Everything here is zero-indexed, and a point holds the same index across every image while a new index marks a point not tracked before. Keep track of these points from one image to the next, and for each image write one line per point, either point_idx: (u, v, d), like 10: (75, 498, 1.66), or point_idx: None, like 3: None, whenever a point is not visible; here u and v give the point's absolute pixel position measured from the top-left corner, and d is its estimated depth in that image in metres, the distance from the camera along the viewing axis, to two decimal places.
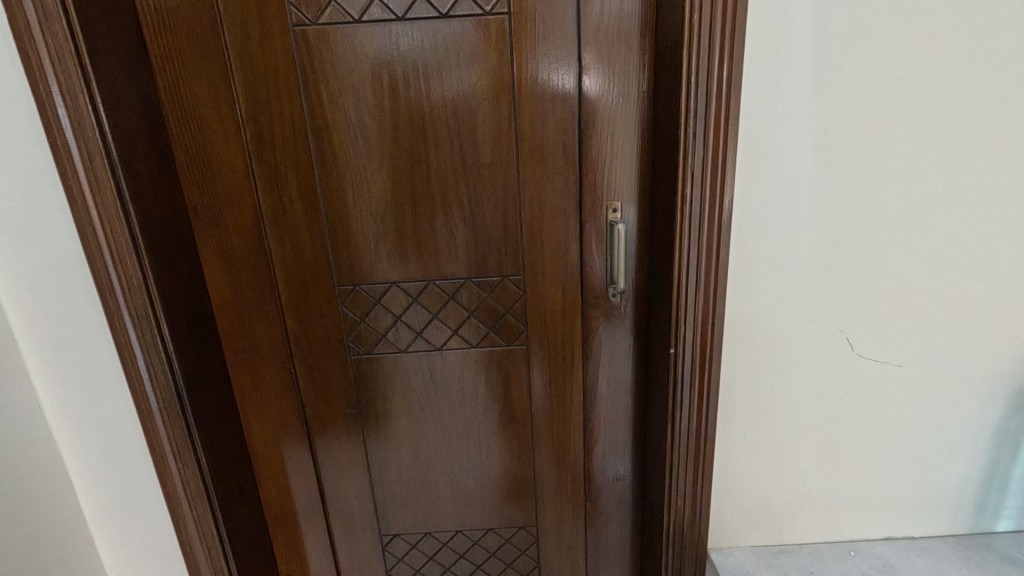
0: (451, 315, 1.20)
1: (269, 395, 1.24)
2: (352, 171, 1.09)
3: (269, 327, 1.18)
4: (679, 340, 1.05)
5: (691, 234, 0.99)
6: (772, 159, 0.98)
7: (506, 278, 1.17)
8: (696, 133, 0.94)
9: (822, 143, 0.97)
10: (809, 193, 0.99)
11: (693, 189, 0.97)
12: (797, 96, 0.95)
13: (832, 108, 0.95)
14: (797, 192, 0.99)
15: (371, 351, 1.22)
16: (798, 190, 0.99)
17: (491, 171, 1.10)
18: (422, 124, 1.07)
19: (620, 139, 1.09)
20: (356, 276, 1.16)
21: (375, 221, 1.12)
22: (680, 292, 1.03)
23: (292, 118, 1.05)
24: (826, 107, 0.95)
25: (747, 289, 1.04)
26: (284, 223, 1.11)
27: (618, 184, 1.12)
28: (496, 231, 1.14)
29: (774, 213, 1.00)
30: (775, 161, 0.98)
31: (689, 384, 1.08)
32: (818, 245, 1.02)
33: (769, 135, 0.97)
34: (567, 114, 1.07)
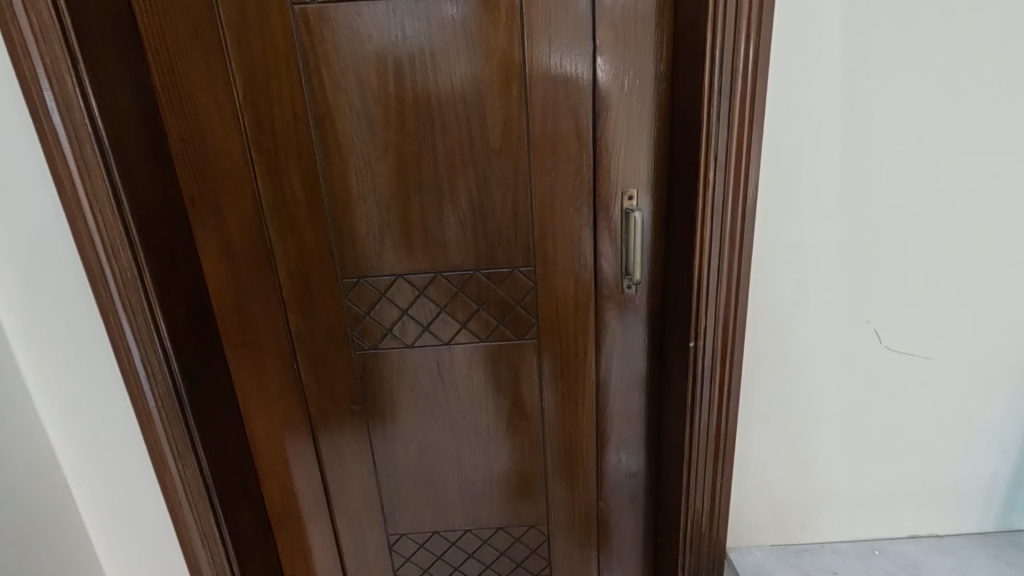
0: (459, 308, 1.15)
1: (272, 392, 1.20)
2: (355, 160, 1.04)
3: (270, 321, 1.14)
4: (698, 333, 1.00)
5: (713, 223, 0.94)
6: (799, 143, 0.92)
7: (516, 270, 1.12)
8: (720, 114, 0.89)
9: (854, 124, 0.91)
10: (838, 178, 0.94)
11: (715, 175, 0.91)
12: (829, 73, 0.89)
13: (866, 86, 0.89)
14: (825, 177, 0.94)
15: (376, 346, 1.18)
16: (827, 175, 0.94)
17: (501, 158, 1.05)
18: (428, 110, 1.02)
19: (636, 123, 1.04)
20: (360, 268, 1.12)
21: (379, 212, 1.08)
22: (700, 283, 0.98)
23: (291, 103, 0.99)
24: (859, 85, 0.89)
25: (770, 280, 0.99)
26: (285, 213, 1.06)
27: (634, 170, 1.07)
28: (505, 220, 1.09)
29: (801, 200, 0.95)
30: (803, 145, 0.92)
31: (709, 379, 1.03)
32: (846, 233, 0.97)
33: (797, 116, 0.91)
34: (579, 97, 1.01)
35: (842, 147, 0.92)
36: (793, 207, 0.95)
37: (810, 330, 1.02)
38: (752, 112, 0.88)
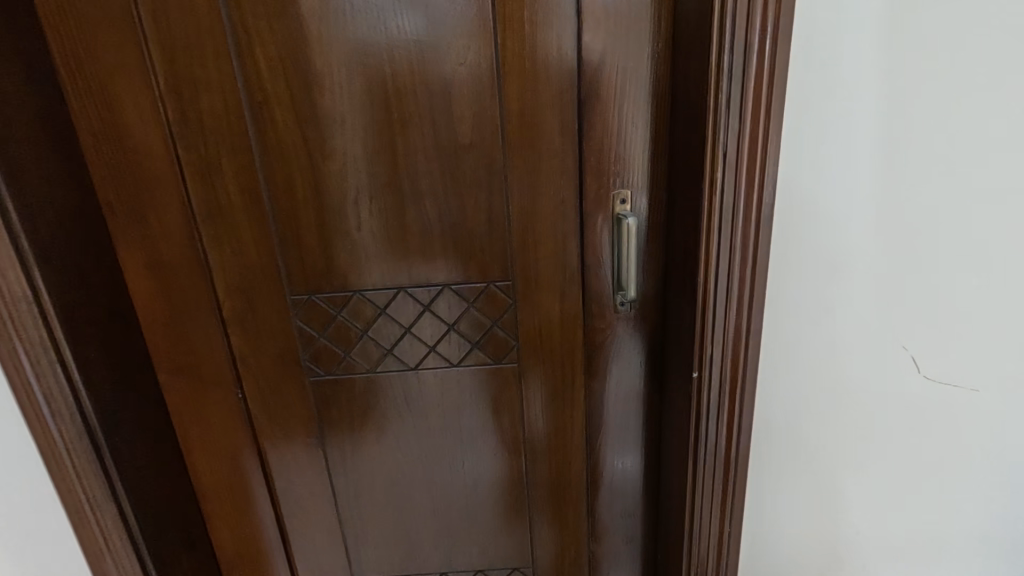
0: (427, 328, 1.00)
1: (215, 424, 1.05)
2: (300, 158, 0.89)
3: (209, 346, 0.99)
4: (703, 361, 0.85)
5: (721, 232, 0.78)
6: (824, 136, 0.77)
7: (491, 284, 0.97)
8: (731, 100, 0.73)
9: (891, 113, 0.76)
10: (869, 178, 0.78)
11: (724, 175, 0.76)
12: (863, 52, 0.73)
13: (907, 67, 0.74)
14: (855, 177, 0.78)
15: (332, 372, 1.03)
16: (857, 175, 0.78)
17: (471, 155, 0.89)
18: (384, 98, 0.86)
19: (629, 112, 0.88)
20: (312, 283, 0.97)
21: (331, 218, 0.93)
22: (705, 304, 0.82)
23: (222, 91, 0.84)
24: (898, 66, 0.74)
25: (788, 298, 0.84)
26: (221, 220, 0.91)
27: (627, 168, 0.91)
28: (478, 227, 0.94)
29: (825, 204, 0.80)
30: (828, 138, 0.77)
31: (716, 414, 0.88)
32: (879, 244, 0.81)
33: (823, 103, 0.75)
34: (563, 83, 0.86)
35: (875, 141, 0.77)
36: (815, 212, 0.80)
37: (834, 356, 0.87)
38: (769, 98, 0.73)
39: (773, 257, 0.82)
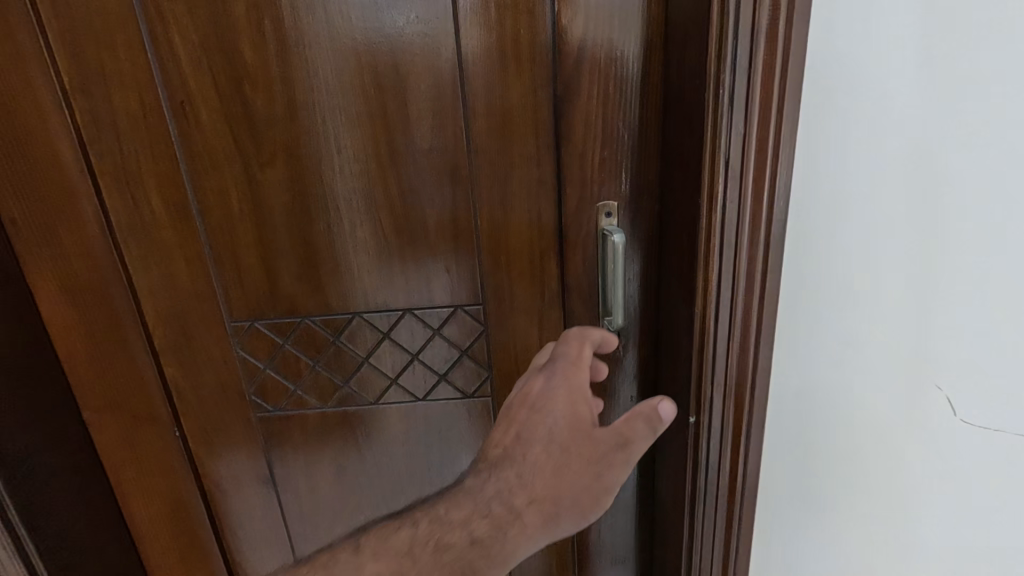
0: (388, 358, 0.88)
1: (150, 466, 0.93)
2: (232, 166, 0.76)
3: (140, 379, 0.87)
4: (701, 406, 0.71)
5: (722, 259, 0.63)
6: (848, 135, 0.61)
7: (459, 308, 0.85)
8: (734, 96, 0.57)
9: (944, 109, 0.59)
10: (905, 188, 0.63)
11: (726, 190, 0.60)
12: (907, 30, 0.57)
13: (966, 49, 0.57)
14: (887, 185, 0.63)
15: (282, 408, 0.91)
16: (890, 183, 0.63)
17: (432, 161, 0.77)
18: (327, 95, 0.74)
19: (615, 109, 0.73)
20: (255, 308, 0.84)
21: (272, 235, 0.80)
22: (704, 343, 0.67)
23: (138, 89, 0.72)
24: (953, 48, 0.58)
25: (802, 330, 0.70)
26: (147, 238, 0.80)
27: (614, 175, 0.77)
28: (442, 244, 0.81)
29: (850, 218, 0.64)
30: (855, 138, 0.61)
31: (718, 466, 0.74)
32: (917, 268, 0.66)
33: (852, 96, 0.60)
34: (537, 76, 0.73)
35: (920, 143, 0.61)
36: (836, 228, 0.65)
37: (858, 400, 0.72)
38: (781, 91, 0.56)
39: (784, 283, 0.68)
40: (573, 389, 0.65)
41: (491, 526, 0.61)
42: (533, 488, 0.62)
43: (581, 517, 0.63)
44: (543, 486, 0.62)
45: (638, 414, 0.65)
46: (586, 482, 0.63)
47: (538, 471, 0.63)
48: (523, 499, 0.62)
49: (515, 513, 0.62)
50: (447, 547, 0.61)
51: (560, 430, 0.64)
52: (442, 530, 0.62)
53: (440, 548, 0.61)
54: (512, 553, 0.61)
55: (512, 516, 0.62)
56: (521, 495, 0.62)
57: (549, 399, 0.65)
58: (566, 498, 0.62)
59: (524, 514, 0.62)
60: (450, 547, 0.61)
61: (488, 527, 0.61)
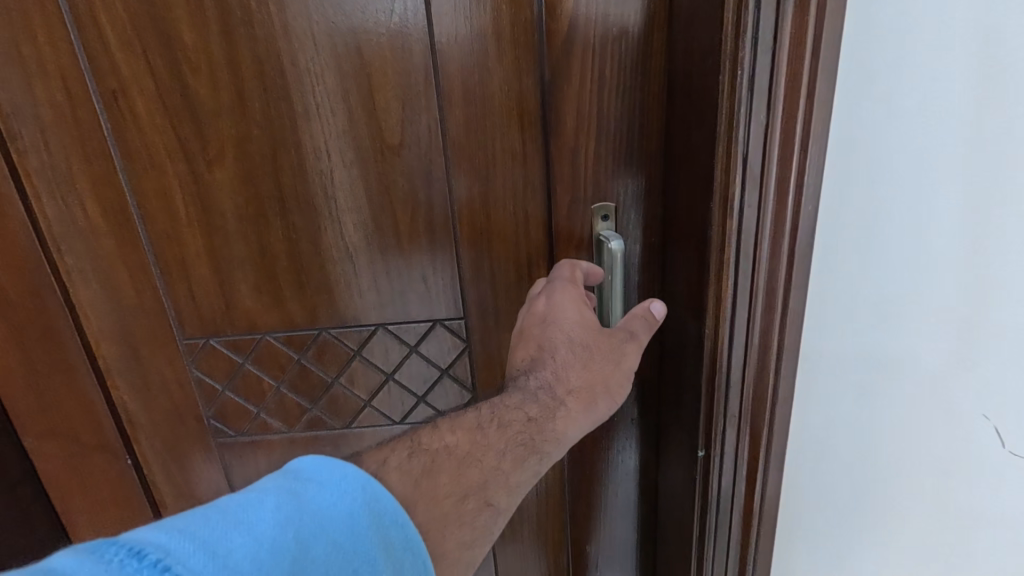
0: (360, 378, 0.79)
1: (100, 496, 0.85)
2: (176, 165, 0.67)
3: (84, 403, 0.79)
4: (712, 439, 0.62)
5: (738, 273, 0.53)
6: (893, 127, 0.49)
7: (438, 323, 0.76)
8: (754, 79, 0.47)
9: None
10: (967, 193, 0.50)
11: (744, 193, 0.50)
12: None
13: None
14: (942, 187, 0.50)
15: (245, 432, 0.82)
16: (950, 185, 0.50)
17: (404, 157, 0.67)
18: (278, 82, 0.64)
19: (612, 98, 0.64)
20: (210, 326, 0.75)
21: (224, 242, 0.71)
22: (716, 368, 0.58)
23: (64, 77, 0.63)
24: None
25: (829, 359, 0.58)
26: (83, 246, 0.70)
27: (612, 174, 0.67)
28: (418, 251, 0.72)
29: (892, 228, 0.52)
30: (902, 130, 0.49)
31: (730, 506, 0.65)
32: (982, 291, 0.53)
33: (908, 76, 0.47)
34: (521, 61, 0.63)
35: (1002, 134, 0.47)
36: (874, 241, 0.53)
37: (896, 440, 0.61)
38: (813, 72, 0.46)
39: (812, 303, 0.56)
40: (579, 297, 0.65)
41: (539, 411, 0.58)
42: (568, 380, 0.60)
43: (613, 400, 0.62)
44: (578, 377, 0.61)
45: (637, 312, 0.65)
46: (610, 373, 0.62)
47: (570, 364, 0.61)
48: (562, 389, 0.60)
49: (558, 400, 0.59)
50: (505, 428, 0.55)
51: (578, 332, 0.62)
52: (499, 411, 0.57)
53: (499, 428, 0.55)
54: (562, 439, 0.58)
55: (556, 405, 0.59)
56: (559, 387, 0.60)
57: (560, 305, 0.64)
58: (599, 384, 0.61)
59: (567, 403, 0.59)
60: (511, 425, 0.56)
61: (538, 411, 0.58)
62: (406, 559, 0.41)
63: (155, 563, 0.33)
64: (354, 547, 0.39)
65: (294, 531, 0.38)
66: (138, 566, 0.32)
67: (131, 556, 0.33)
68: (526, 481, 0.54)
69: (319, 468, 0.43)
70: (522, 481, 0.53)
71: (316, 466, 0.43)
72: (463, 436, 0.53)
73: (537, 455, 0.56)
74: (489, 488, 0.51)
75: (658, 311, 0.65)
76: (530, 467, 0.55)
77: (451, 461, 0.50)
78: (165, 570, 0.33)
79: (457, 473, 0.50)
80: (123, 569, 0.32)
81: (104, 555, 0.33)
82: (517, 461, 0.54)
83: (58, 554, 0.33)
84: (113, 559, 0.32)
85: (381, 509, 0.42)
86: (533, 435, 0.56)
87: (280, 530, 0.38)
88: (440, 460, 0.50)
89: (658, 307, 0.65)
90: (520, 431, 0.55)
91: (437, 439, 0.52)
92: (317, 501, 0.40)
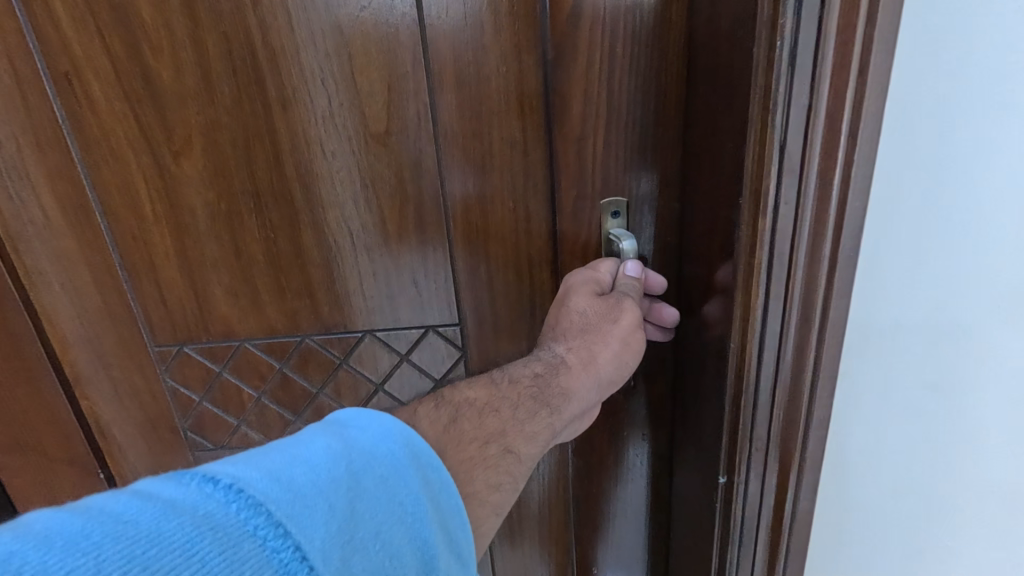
0: (347, 388, 0.72)
1: None
2: (139, 157, 0.61)
3: (51, 414, 0.73)
4: (736, 466, 0.55)
5: (770, 281, 0.46)
6: (964, 111, 0.40)
7: (431, 330, 0.69)
8: (798, 51, 0.39)
9: None
10: None
11: (780, 187, 0.43)
12: None
13: None
14: None
15: (226, 446, 0.76)
16: None
17: (391, 147, 0.61)
18: (249, 63, 0.57)
19: (623, 79, 0.56)
20: (184, 333, 0.69)
21: (195, 241, 0.64)
22: (741, 389, 0.51)
23: (12, 59, 0.56)
24: None
25: (871, 386, 0.50)
26: (42, 245, 0.64)
27: (624, 166, 0.60)
28: (408, 251, 0.65)
29: (967, 233, 0.43)
30: (977, 113, 0.40)
31: (753, 538, 0.58)
32: None
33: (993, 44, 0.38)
34: (521, 41, 0.56)
35: None
36: (941, 248, 0.44)
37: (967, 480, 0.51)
38: (867, 43, 0.38)
39: (864, 307, 0.47)
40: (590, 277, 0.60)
41: (544, 367, 0.55)
42: (568, 338, 0.57)
43: (617, 360, 0.57)
44: (576, 337, 0.57)
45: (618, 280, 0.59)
46: (610, 332, 0.57)
47: (568, 330, 0.57)
48: (562, 347, 0.57)
49: (559, 357, 0.56)
50: (513, 384, 0.53)
51: (579, 300, 0.58)
52: (509, 369, 0.55)
53: (510, 383, 0.53)
54: (571, 395, 0.54)
55: (559, 362, 0.55)
56: (559, 345, 0.57)
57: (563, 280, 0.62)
58: (600, 342, 0.56)
59: (568, 359, 0.56)
60: (519, 381, 0.53)
61: (543, 368, 0.55)
62: (449, 499, 0.39)
63: (229, 485, 0.31)
64: (400, 482, 0.37)
65: (347, 464, 0.36)
66: (214, 489, 0.31)
67: (206, 481, 0.32)
68: (543, 433, 0.51)
69: (358, 414, 0.40)
70: (538, 431, 0.51)
71: (356, 412, 0.40)
72: (480, 391, 0.51)
73: (547, 408, 0.52)
74: (508, 436, 0.48)
75: (635, 269, 0.59)
76: (541, 421, 0.51)
77: (473, 410, 0.49)
78: (239, 492, 0.31)
79: (479, 420, 0.48)
80: (200, 492, 0.31)
81: (182, 480, 0.32)
82: (530, 413, 0.51)
83: (142, 481, 0.32)
84: (190, 483, 0.31)
85: (423, 451, 0.39)
86: (541, 388, 0.53)
87: (335, 463, 0.35)
88: (463, 410, 0.48)
89: (633, 267, 0.59)
90: (529, 386, 0.53)
91: (458, 394, 0.51)
92: (363, 440, 0.38)
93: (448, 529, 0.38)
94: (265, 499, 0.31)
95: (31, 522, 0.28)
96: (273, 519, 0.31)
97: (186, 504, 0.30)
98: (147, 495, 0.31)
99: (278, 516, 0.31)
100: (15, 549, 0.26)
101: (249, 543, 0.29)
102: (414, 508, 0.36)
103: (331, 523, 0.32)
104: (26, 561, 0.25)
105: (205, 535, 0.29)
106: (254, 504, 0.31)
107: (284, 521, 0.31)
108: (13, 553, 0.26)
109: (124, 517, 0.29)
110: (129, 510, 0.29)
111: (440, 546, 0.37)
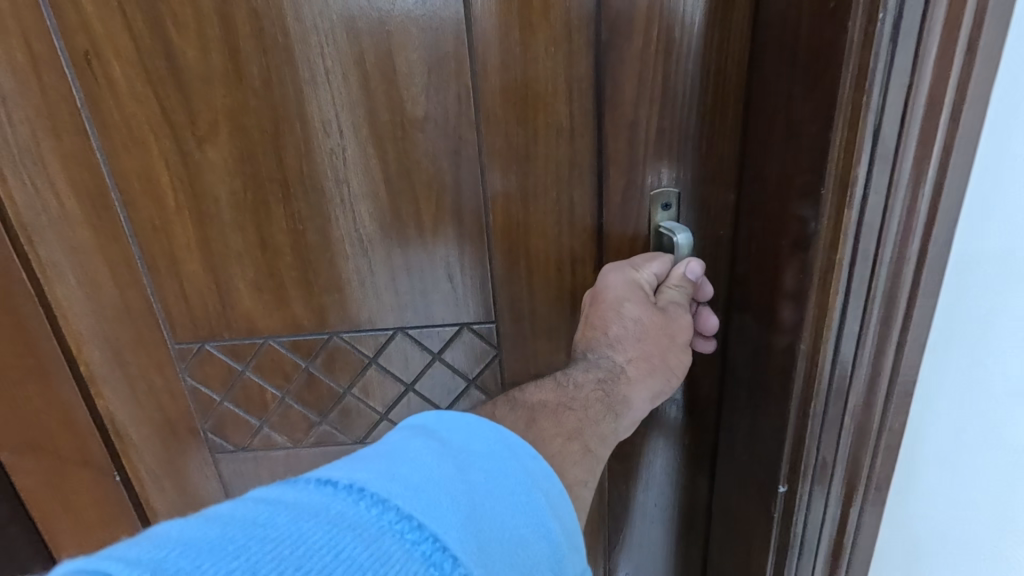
0: (375, 389, 0.69)
1: (87, 512, 0.77)
2: (160, 142, 0.57)
3: (65, 414, 0.70)
4: (795, 475, 0.52)
5: (851, 278, 0.43)
6: None
7: (465, 326, 0.66)
8: (899, 26, 0.36)
9: None
10: None
11: (870, 176, 0.40)
12: None
13: None
14: None
15: (248, 447, 0.72)
16: None
17: (428, 134, 0.57)
18: (280, 42, 0.53)
19: (680, 63, 0.53)
20: (205, 330, 0.66)
21: (219, 233, 0.61)
22: (809, 394, 0.48)
23: (27, 37, 0.53)
24: None
25: (955, 393, 0.46)
26: (56, 236, 0.61)
27: (676, 155, 0.56)
28: (443, 244, 0.62)
29: None
30: None
31: (810, 550, 0.55)
32: None
33: None
34: (571, 21, 0.52)
35: None
36: None
37: None
38: (979, 17, 0.35)
39: (951, 307, 0.44)
40: (638, 280, 0.55)
41: (606, 374, 0.53)
42: (629, 348, 0.54)
43: (673, 371, 0.55)
44: (636, 348, 0.54)
45: (667, 283, 0.55)
46: (669, 345, 0.55)
47: (626, 340, 0.54)
48: (623, 357, 0.54)
49: (619, 367, 0.53)
50: (579, 388, 0.51)
51: (634, 306, 0.54)
52: (572, 373, 0.52)
53: (577, 387, 0.51)
54: (633, 403, 0.53)
55: (619, 371, 0.53)
56: (619, 355, 0.54)
57: (605, 277, 0.56)
58: (658, 356, 0.55)
59: (629, 370, 0.54)
60: (585, 386, 0.51)
61: (605, 375, 0.53)
62: (554, 485, 0.37)
63: (349, 486, 0.30)
64: (506, 473, 0.35)
65: (453, 460, 0.34)
66: (336, 491, 0.30)
67: (326, 483, 0.30)
68: (611, 436, 0.50)
69: (443, 417, 0.38)
70: (608, 433, 0.49)
71: (435, 414, 0.38)
72: (549, 392, 0.49)
73: (613, 414, 0.51)
74: (586, 435, 0.47)
75: (696, 272, 0.55)
76: (609, 425, 0.50)
77: (548, 411, 0.47)
78: (361, 490, 0.30)
79: (558, 420, 0.46)
80: (322, 494, 0.30)
81: (298, 485, 0.31)
82: (600, 416, 0.49)
83: (256, 489, 0.31)
84: (309, 487, 0.30)
85: (517, 442, 0.37)
86: (607, 394, 0.51)
87: (442, 460, 0.34)
88: (539, 412, 0.46)
89: (695, 268, 0.55)
90: (596, 391, 0.51)
91: (532, 395, 0.48)
92: (458, 441, 0.36)
93: (561, 518, 0.36)
94: (389, 495, 0.30)
95: (163, 533, 0.28)
96: (404, 513, 0.30)
97: (315, 506, 0.29)
98: (268, 501, 0.30)
99: (406, 510, 0.30)
100: (163, 558, 0.25)
101: (388, 537, 0.28)
102: (524, 496, 0.35)
103: (456, 513, 0.31)
104: (179, 568, 0.25)
105: (346, 532, 0.28)
106: (379, 500, 0.30)
107: (414, 514, 0.30)
108: (164, 559, 0.25)
109: (259, 520, 0.28)
110: (261, 514, 0.28)
111: (558, 533, 0.35)
